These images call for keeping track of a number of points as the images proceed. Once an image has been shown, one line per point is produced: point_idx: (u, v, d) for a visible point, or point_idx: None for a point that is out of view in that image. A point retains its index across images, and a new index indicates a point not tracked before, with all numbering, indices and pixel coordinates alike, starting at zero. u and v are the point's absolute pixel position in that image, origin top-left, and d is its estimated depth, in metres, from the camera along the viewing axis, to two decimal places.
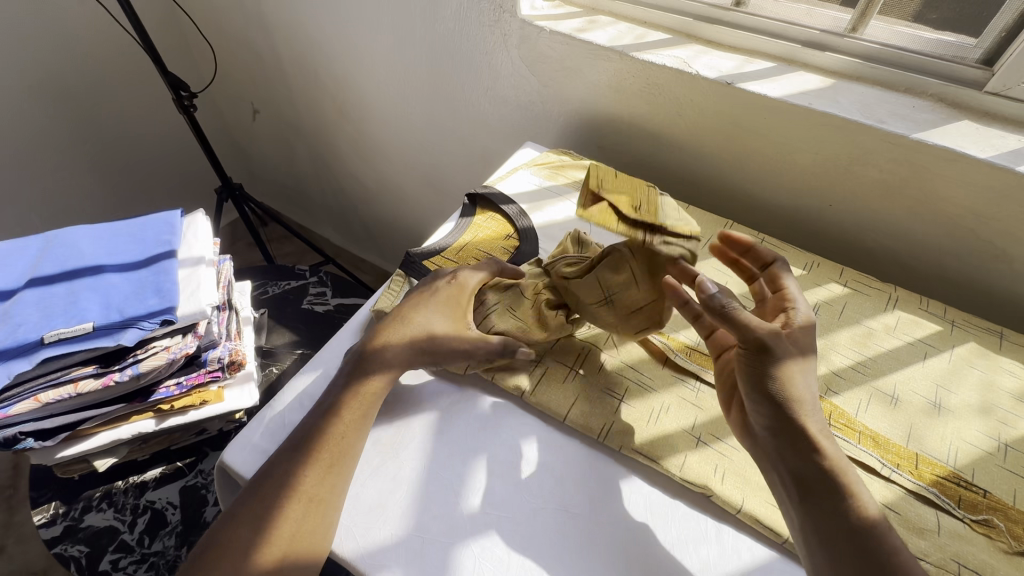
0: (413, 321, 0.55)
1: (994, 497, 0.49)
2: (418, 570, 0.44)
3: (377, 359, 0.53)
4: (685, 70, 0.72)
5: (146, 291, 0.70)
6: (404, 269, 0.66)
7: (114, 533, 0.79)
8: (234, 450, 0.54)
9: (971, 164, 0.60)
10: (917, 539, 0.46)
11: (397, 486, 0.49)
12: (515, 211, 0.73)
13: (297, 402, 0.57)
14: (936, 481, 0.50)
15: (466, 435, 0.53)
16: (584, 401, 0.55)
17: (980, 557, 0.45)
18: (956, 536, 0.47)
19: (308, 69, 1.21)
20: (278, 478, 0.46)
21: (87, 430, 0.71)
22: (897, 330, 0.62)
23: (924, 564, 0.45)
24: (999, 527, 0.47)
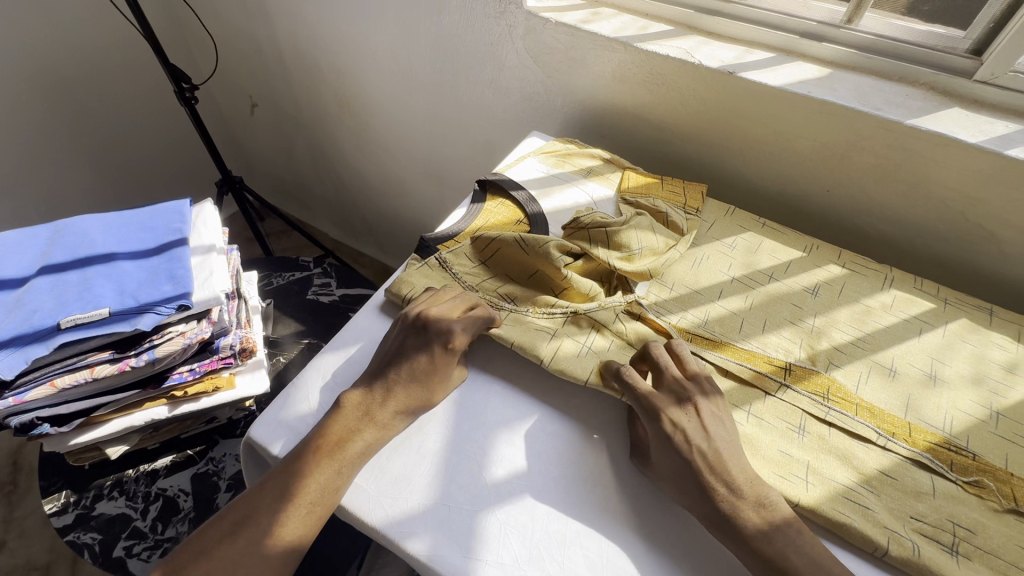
0: (406, 386, 0.53)
1: (984, 460, 0.52)
2: (447, 536, 0.46)
3: (365, 417, 0.51)
4: (688, 61, 0.74)
5: (160, 277, 0.71)
6: (420, 252, 0.67)
7: (127, 520, 0.80)
8: (261, 426, 0.54)
9: (962, 149, 0.63)
10: (913, 501, 0.49)
11: (422, 458, 0.51)
12: (525, 196, 0.74)
13: (319, 381, 0.58)
14: (930, 447, 0.53)
15: (486, 413, 0.54)
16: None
17: (975, 517, 0.48)
18: (951, 498, 0.49)
19: (309, 60, 1.21)
20: (269, 518, 0.46)
21: (100, 416, 0.72)
22: (894, 308, 0.65)
23: (922, 524, 0.48)
24: (990, 486, 0.50)
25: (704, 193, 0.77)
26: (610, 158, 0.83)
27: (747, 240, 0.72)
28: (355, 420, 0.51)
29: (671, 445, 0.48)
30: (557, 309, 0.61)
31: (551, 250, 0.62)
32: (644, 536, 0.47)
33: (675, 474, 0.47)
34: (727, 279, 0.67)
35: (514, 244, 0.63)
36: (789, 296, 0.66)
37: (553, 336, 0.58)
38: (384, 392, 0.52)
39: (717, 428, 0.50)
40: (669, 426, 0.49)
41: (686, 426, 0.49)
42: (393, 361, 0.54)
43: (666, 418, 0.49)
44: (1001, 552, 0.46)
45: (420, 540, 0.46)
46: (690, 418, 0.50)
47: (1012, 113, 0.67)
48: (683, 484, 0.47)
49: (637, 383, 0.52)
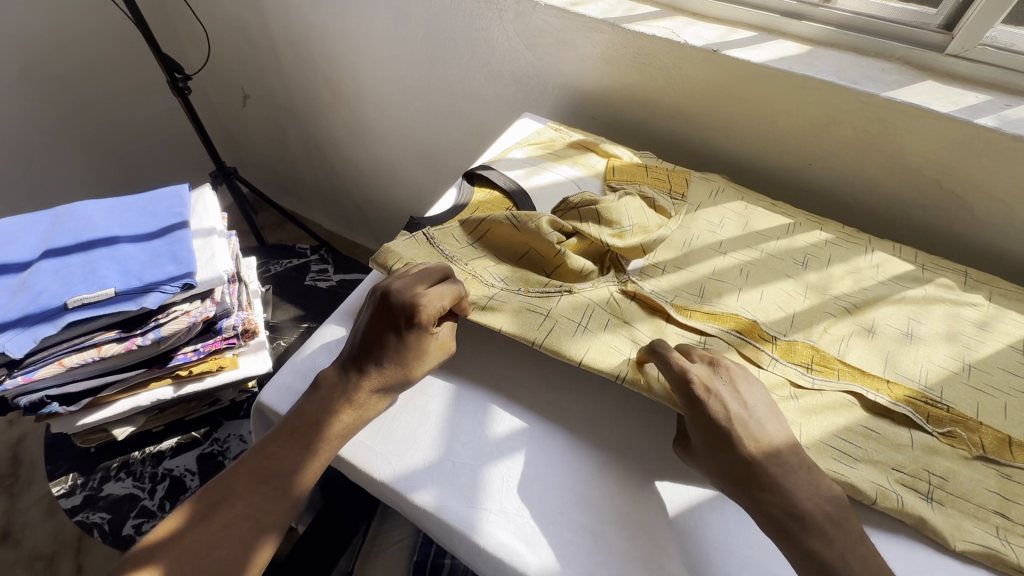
0: (379, 367, 0.52)
1: (957, 411, 0.55)
2: (453, 487, 0.48)
3: (340, 399, 0.51)
4: (673, 40, 0.77)
5: (163, 258, 0.72)
6: (409, 230, 0.69)
7: (135, 500, 0.82)
8: (270, 390, 0.57)
9: (934, 118, 0.67)
10: (895, 453, 0.52)
11: (426, 419, 0.53)
12: (509, 183, 0.75)
13: (325, 349, 0.60)
14: (909, 400, 0.55)
15: (484, 379, 0.57)
16: (597, 348, 0.56)
17: (948, 465, 0.51)
18: (929, 449, 0.52)
19: (301, 50, 1.22)
20: (246, 495, 0.48)
21: (107, 396, 0.74)
22: (873, 272, 0.68)
23: (903, 474, 0.50)
24: (961, 436, 0.53)
25: (688, 178, 0.79)
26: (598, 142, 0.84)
27: (735, 212, 0.75)
28: (331, 403, 0.51)
29: (710, 415, 0.48)
30: (549, 288, 0.61)
31: (542, 227, 0.63)
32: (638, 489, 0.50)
33: (707, 441, 0.48)
34: (720, 255, 0.69)
35: (505, 224, 0.64)
36: (784, 259, 0.69)
37: (547, 315, 0.58)
38: (359, 370, 0.53)
39: (746, 394, 0.50)
40: (704, 394, 0.49)
41: (720, 393, 0.49)
42: (365, 341, 0.54)
43: (698, 385, 0.49)
44: (970, 496, 0.49)
45: (427, 491, 0.48)
46: (724, 387, 0.50)
47: (981, 85, 0.70)
48: (713, 450, 0.48)
49: (675, 358, 0.51)
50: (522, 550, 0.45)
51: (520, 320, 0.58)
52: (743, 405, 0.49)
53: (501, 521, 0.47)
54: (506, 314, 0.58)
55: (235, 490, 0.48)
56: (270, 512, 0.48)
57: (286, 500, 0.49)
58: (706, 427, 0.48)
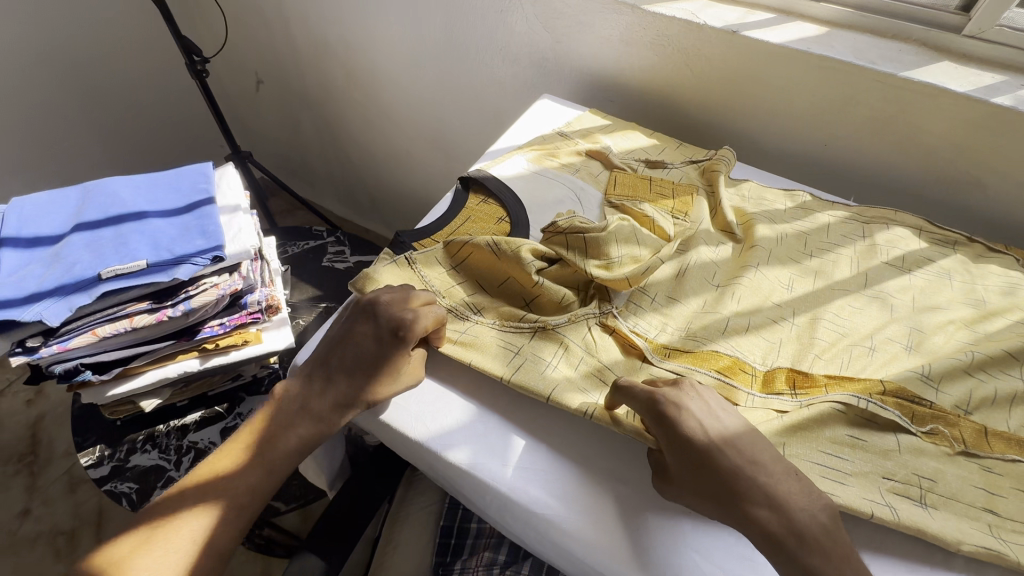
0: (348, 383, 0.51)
1: (939, 407, 0.53)
2: (484, 447, 0.50)
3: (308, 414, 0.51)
4: (693, 21, 0.78)
5: (192, 232, 0.74)
6: (393, 247, 0.65)
7: (162, 471, 0.84)
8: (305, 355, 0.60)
9: (950, 98, 0.68)
10: (883, 461, 0.50)
11: (451, 391, 0.55)
12: (504, 190, 0.71)
13: None
14: (897, 403, 0.53)
15: None
16: (568, 388, 0.53)
17: (934, 466, 0.50)
18: (914, 451, 0.51)
19: (316, 34, 1.23)
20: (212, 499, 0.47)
21: (136, 368, 0.75)
22: (892, 246, 0.69)
23: (893, 483, 0.49)
24: (943, 433, 0.52)
25: (695, 196, 0.72)
26: (624, 133, 0.83)
27: (753, 190, 0.76)
28: (296, 417, 0.51)
29: (682, 437, 0.45)
30: (524, 324, 0.57)
31: (523, 255, 0.58)
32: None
33: (684, 460, 0.44)
34: (712, 290, 0.63)
35: (486, 250, 0.59)
36: (808, 236, 0.70)
37: (517, 352, 0.55)
38: (327, 383, 0.52)
39: (717, 410, 0.47)
40: (674, 413, 0.46)
41: (691, 410, 0.46)
42: (338, 355, 0.52)
43: (666, 401, 0.47)
44: (959, 496, 0.48)
45: (459, 450, 0.50)
46: (694, 404, 0.47)
47: (997, 66, 0.71)
48: (696, 473, 0.44)
49: (638, 385, 0.49)
50: (552, 507, 0.47)
51: (490, 351, 0.55)
52: (714, 419, 0.46)
53: (531, 477, 0.49)
54: (470, 350, 0.55)
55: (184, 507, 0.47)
56: (222, 529, 0.46)
57: (240, 517, 0.48)
58: (678, 443, 0.45)
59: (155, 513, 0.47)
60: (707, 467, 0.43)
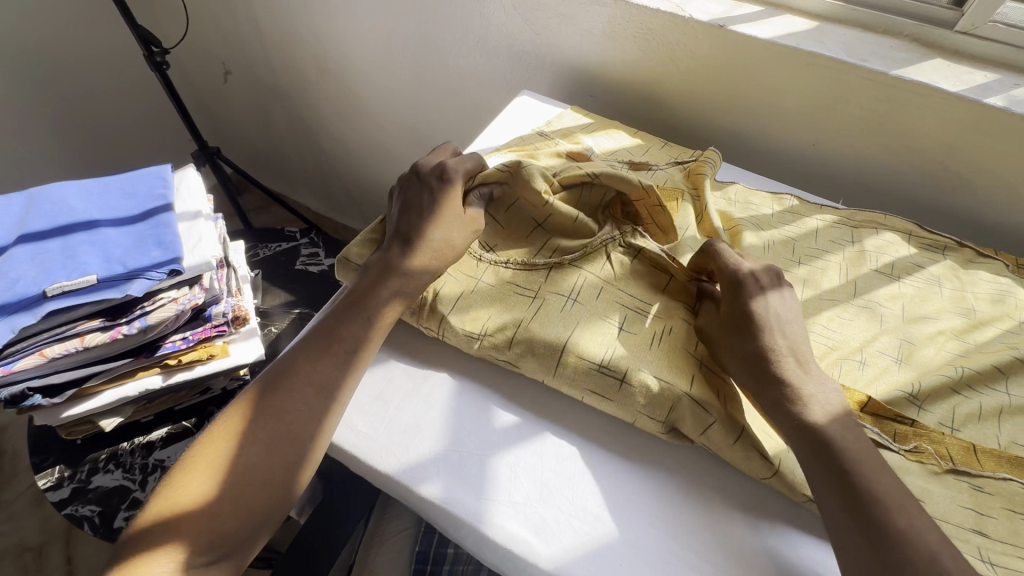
0: (426, 235, 0.54)
1: (921, 423, 0.53)
2: (459, 480, 0.47)
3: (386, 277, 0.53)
4: (677, 15, 0.74)
5: (147, 242, 0.69)
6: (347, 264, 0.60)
7: (126, 492, 0.80)
8: None
9: (942, 98, 0.66)
10: None
11: (425, 420, 0.51)
12: None
13: None
14: (877, 420, 0.53)
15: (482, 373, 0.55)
16: (586, 329, 0.53)
17: (919, 489, 0.49)
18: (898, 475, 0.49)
19: (284, 23, 1.16)
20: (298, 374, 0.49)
21: (92, 388, 0.71)
22: (882, 252, 0.67)
23: None
24: (928, 451, 0.51)
25: (681, 201, 0.68)
26: (607, 132, 0.79)
27: (740, 192, 0.73)
28: (380, 279, 0.53)
29: (753, 300, 0.50)
30: (538, 264, 0.58)
31: (534, 178, 0.59)
32: (636, 466, 0.50)
33: (737, 321, 0.50)
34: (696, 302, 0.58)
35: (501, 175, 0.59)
36: (795, 241, 0.68)
37: (535, 295, 0.56)
38: (400, 242, 0.54)
39: (784, 293, 0.52)
40: (750, 285, 0.51)
41: (768, 288, 0.51)
42: (404, 216, 0.56)
43: (748, 275, 0.52)
44: (946, 520, 0.47)
45: (432, 484, 0.47)
46: (769, 280, 0.52)
47: (989, 63, 0.69)
48: (754, 331, 0.49)
49: (726, 258, 0.54)
50: (529, 544, 0.44)
51: (500, 296, 0.56)
52: (785, 306, 0.51)
53: (510, 512, 0.46)
54: (487, 303, 0.56)
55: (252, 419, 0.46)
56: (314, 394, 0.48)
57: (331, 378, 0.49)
58: (744, 309, 0.50)
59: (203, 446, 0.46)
60: (762, 331, 0.49)
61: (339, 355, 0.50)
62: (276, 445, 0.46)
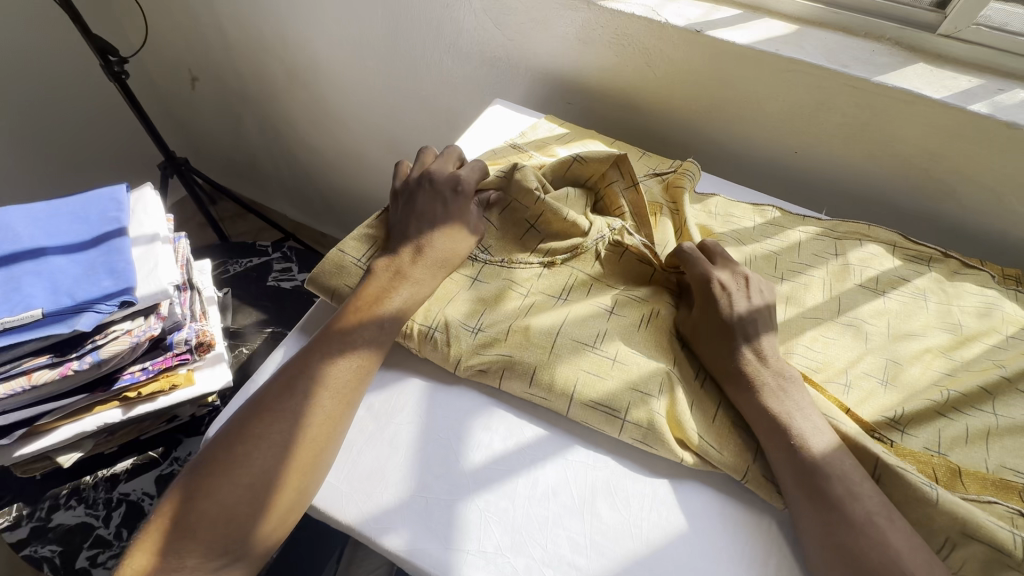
0: (434, 244, 0.56)
1: (903, 446, 0.50)
2: (425, 530, 0.45)
3: (394, 285, 0.53)
4: (653, 19, 0.71)
5: (98, 271, 0.65)
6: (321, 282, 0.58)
7: (89, 529, 0.77)
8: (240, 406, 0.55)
9: (925, 105, 0.64)
10: None
11: (388, 464, 0.48)
12: None
13: None
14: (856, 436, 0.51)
15: (450, 408, 0.52)
16: (576, 325, 0.55)
17: None
18: None
19: (249, 28, 1.11)
20: (305, 382, 0.48)
21: (46, 425, 0.67)
22: (866, 265, 0.65)
23: None
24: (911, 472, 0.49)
25: (656, 216, 0.66)
26: (583, 142, 0.75)
27: (720, 204, 0.71)
28: (391, 283, 0.53)
29: (719, 307, 0.54)
30: (531, 262, 0.60)
31: (529, 181, 0.59)
32: (608, 505, 0.47)
33: (713, 327, 0.54)
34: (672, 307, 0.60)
35: (496, 180, 0.61)
36: (777, 256, 0.66)
37: (526, 293, 0.58)
38: (411, 251, 0.55)
39: (753, 294, 0.55)
40: (721, 292, 0.55)
41: (734, 295, 0.55)
42: (412, 224, 0.57)
43: (718, 282, 0.55)
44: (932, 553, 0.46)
45: (397, 535, 0.44)
46: (738, 283, 0.56)
47: (972, 67, 0.67)
48: (722, 338, 0.53)
49: (699, 262, 0.57)
50: None
51: (490, 298, 0.57)
52: (751, 308, 0.54)
53: (478, 562, 0.44)
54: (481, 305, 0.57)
55: (262, 423, 0.45)
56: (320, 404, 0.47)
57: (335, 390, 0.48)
58: (715, 317, 0.54)
59: (209, 450, 0.45)
60: (730, 337, 0.53)
61: (350, 360, 0.49)
62: (278, 456, 0.44)
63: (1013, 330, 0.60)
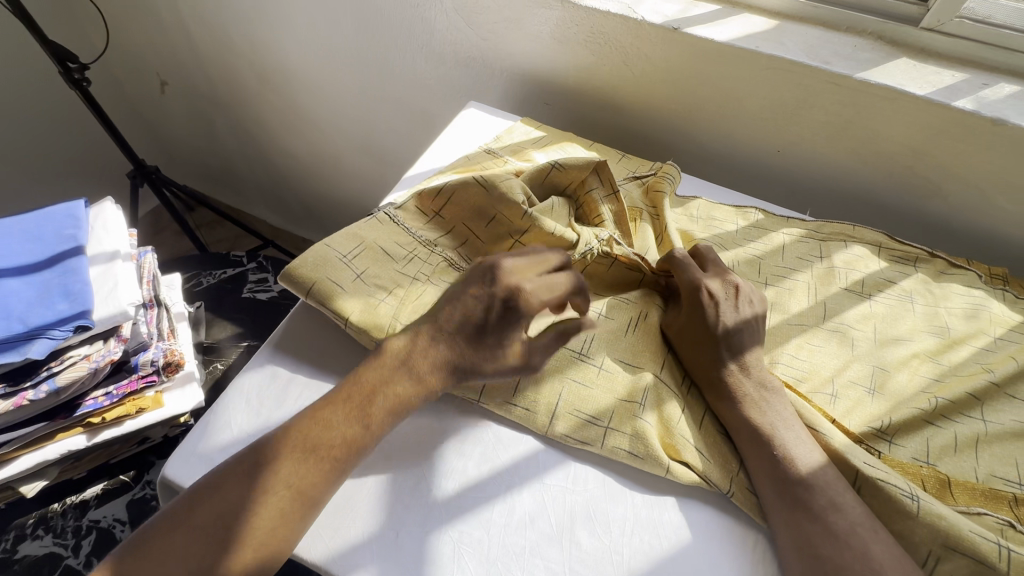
0: (467, 364, 0.48)
1: (891, 457, 0.49)
2: (395, 565, 0.43)
3: (398, 377, 0.47)
4: (629, 17, 0.69)
5: (52, 294, 0.62)
6: (295, 285, 0.54)
7: (57, 560, 0.72)
8: (212, 420, 0.52)
9: (909, 101, 0.62)
10: None
11: (357, 496, 0.46)
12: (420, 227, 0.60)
13: (267, 382, 0.55)
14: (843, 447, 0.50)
15: (422, 436, 0.49)
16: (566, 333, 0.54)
17: None
18: None
19: (216, 30, 1.07)
20: (267, 475, 0.43)
21: (4, 455, 0.63)
22: (851, 268, 0.63)
23: None
24: None
25: (637, 222, 0.64)
26: (561, 146, 0.73)
27: (702, 208, 0.69)
28: (396, 374, 0.47)
29: (706, 314, 0.52)
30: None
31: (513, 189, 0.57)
32: (587, 531, 0.45)
33: (699, 335, 0.53)
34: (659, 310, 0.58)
35: (474, 185, 0.58)
36: (761, 260, 0.64)
37: None
38: (433, 352, 0.48)
39: (744, 303, 0.54)
40: (709, 299, 0.53)
41: (722, 302, 0.54)
42: (453, 341, 0.48)
43: (706, 290, 0.54)
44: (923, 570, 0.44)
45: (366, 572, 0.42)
46: (727, 291, 0.55)
47: (955, 61, 0.65)
48: (708, 346, 0.52)
49: (687, 268, 0.55)
50: None
51: None
52: (740, 315, 0.54)
53: None
54: None
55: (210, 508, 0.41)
56: (279, 500, 0.42)
57: (300, 487, 0.43)
58: (703, 324, 0.52)
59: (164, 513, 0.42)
60: (715, 344, 0.52)
61: (322, 459, 0.44)
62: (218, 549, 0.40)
63: (1001, 331, 0.59)
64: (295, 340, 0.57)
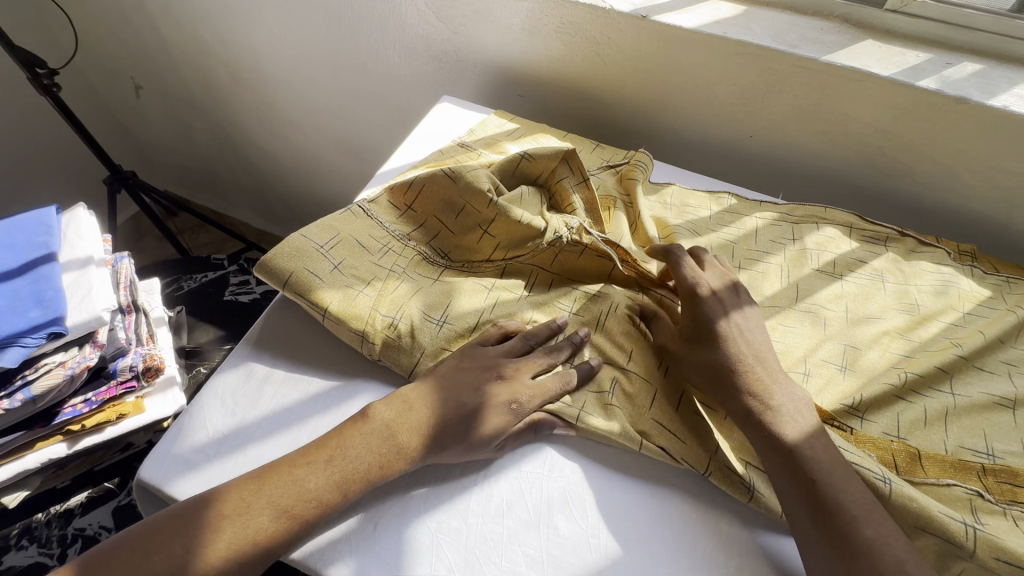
0: (456, 441, 0.47)
1: (863, 433, 0.50)
2: (372, 558, 0.44)
3: (384, 445, 0.46)
4: (598, 6, 0.69)
5: (24, 302, 0.61)
6: (272, 276, 0.54)
7: (43, 568, 0.71)
8: (191, 414, 0.53)
9: (874, 82, 0.63)
10: None
11: None
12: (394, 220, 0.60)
13: (247, 378, 0.54)
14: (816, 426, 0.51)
15: None
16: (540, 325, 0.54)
17: None
18: None
19: (188, 31, 1.06)
20: (233, 535, 0.42)
21: None
22: (823, 249, 0.64)
23: None
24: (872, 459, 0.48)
25: (610, 211, 0.64)
26: (535, 137, 0.73)
27: (676, 195, 0.69)
28: (380, 444, 0.46)
29: (706, 310, 0.51)
30: (489, 265, 0.58)
31: (479, 181, 0.56)
32: (564, 517, 0.46)
33: (692, 333, 0.51)
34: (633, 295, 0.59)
35: (442, 177, 0.58)
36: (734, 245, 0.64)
37: (488, 292, 0.57)
38: (426, 426, 0.47)
39: (742, 303, 0.52)
40: (708, 296, 0.52)
41: (723, 298, 0.52)
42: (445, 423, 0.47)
43: (706, 287, 0.52)
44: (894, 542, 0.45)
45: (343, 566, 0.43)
46: (726, 290, 0.53)
47: (920, 41, 0.66)
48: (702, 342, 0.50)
49: (686, 265, 0.53)
50: None
51: (445, 299, 0.55)
52: (739, 313, 0.52)
53: None
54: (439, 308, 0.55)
55: (166, 552, 0.41)
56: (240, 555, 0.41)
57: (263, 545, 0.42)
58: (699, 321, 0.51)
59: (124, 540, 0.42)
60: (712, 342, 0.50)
61: (290, 518, 0.43)
62: None
63: (969, 306, 0.60)
64: (274, 336, 0.57)
